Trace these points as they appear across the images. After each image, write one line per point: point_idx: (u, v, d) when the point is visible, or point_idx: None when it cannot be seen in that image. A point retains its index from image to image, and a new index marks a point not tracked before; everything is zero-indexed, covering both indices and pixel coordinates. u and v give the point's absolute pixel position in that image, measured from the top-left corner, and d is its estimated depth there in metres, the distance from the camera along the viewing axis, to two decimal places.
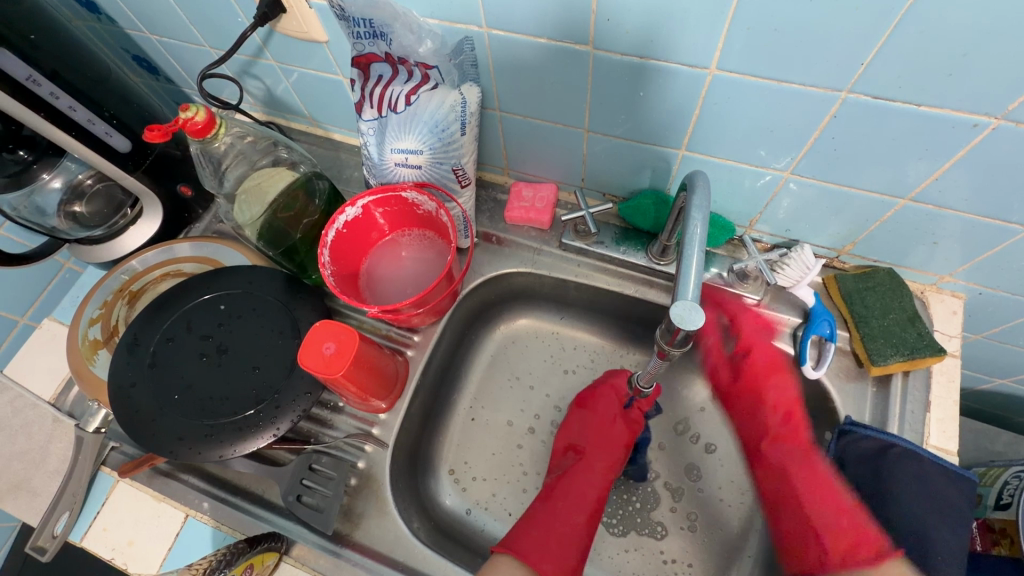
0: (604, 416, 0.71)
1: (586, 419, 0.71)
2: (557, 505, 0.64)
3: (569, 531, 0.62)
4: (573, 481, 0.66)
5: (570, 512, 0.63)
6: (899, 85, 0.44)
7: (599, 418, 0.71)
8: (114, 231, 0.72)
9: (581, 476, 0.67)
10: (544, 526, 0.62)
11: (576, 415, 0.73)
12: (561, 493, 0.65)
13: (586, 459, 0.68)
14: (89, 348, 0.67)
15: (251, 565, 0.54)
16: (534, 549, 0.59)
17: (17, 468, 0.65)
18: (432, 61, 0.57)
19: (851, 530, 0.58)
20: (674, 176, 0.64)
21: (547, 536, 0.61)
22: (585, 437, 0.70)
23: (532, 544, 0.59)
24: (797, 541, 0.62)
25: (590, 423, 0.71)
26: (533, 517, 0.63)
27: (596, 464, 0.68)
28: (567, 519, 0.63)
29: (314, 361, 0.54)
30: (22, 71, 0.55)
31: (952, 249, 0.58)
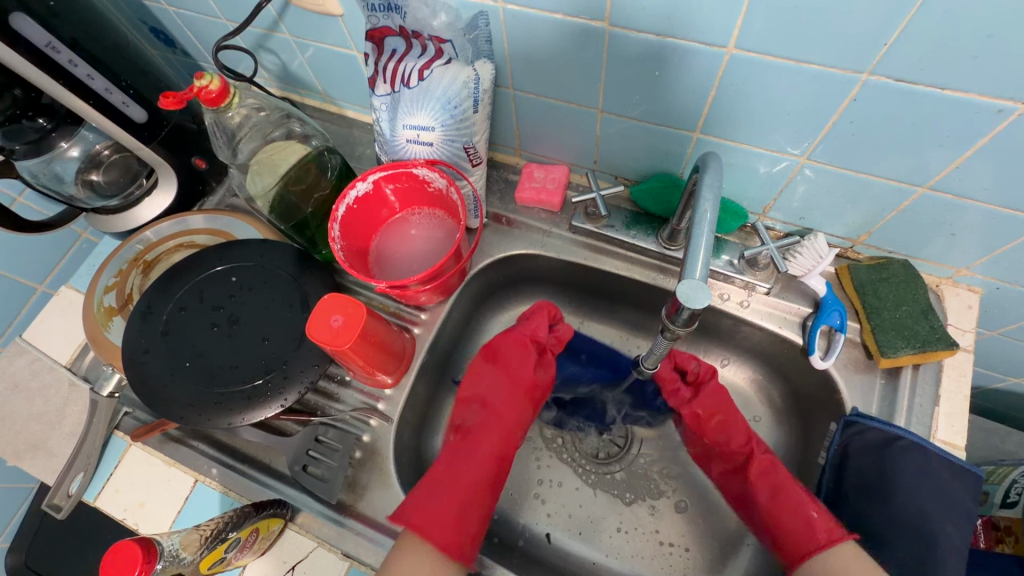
0: (512, 377, 0.66)
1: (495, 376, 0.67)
2: (451, 476, 0.58)
3: (476, 493, 0.58)
4: (475, 448, 0.61)
5: (464, 473, 0.59)
6: (922, 68, 0.43)
7: (516, 378, 0.66)
8: (129, 202, 0.73)
9: (483, 445, 0.61)
10: (449, 490, 0.57)
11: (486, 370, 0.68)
12: (460, 451, 0.61)
13: (497, 418, 0.64)
14: (104, 315, 0.69)
15: (257, 529, 0.56)
16: (436, 511, 0.55)
17: (35, 429, 0.68)
18: (445, 35, 0.56)
19: (793, 511, 0.55)
20: (689, 160, 0.63)
21: (449, 496, 0.56)
22: (496, 393, 0.65)
23: (431, 507, 0.55)
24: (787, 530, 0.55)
25: (501, 377, 0.66)
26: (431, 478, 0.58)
27: (505, 420, 0.64)
28: (471, 477, 0.59)
29: (321, 333, 0.54)
30: (42, 38, 0.55)
31: (970, 242, 0.57)
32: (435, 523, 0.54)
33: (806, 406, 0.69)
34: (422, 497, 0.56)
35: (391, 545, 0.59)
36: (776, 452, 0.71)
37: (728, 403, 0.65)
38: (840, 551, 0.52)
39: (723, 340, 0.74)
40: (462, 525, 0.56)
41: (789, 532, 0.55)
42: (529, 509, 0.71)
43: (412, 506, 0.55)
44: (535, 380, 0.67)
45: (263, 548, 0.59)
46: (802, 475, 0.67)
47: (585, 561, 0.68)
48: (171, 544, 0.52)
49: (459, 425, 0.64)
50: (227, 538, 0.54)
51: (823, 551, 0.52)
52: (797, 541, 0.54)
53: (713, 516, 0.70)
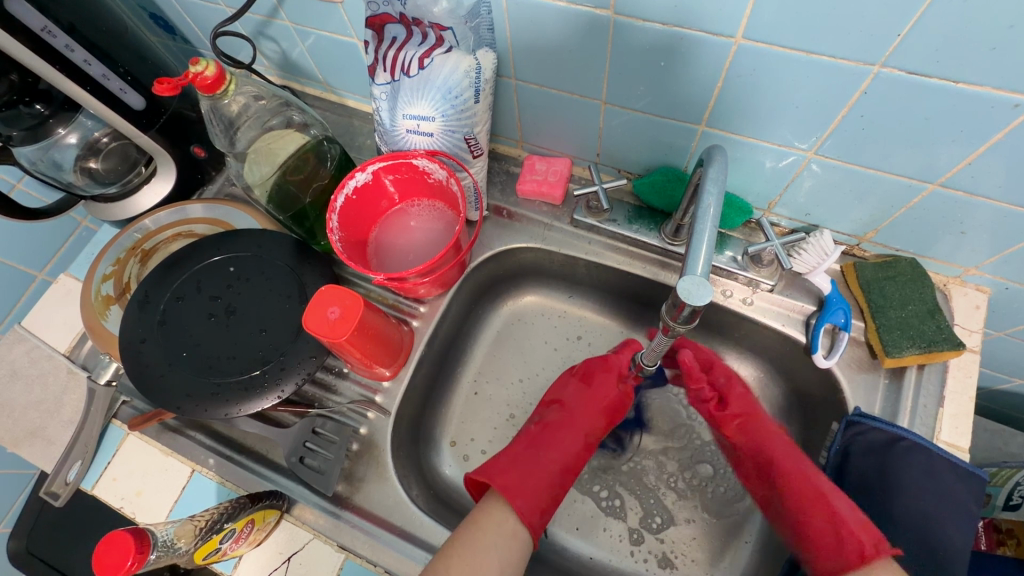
0: (598, 394, 0.67)
1: (577, 389, 0.69)
2: (535, 455, 0.62)
3: (547, 479, 0.61)
4: (565, 437, 0.65)
5: (554, 457, 0.63)
6: (937, 60, 0.42)
7: (596, 393, 0.68)
8: (128, 189, 0.72)
9: (574, 435, 0.65)
10: (530, 477, 0.60)
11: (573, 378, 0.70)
12: (550, 434, 0.65)
13: (571, 419, 0.66)
14: (102, 304, 0.68)
15: (253, 520, 0.56)
16: (522, 490, 0.58)
17: (32, 417, 0.68)
18: (446, 23, 0.54)
19: (826, 520, 0.54)
20: (694, 153, 0.62)
21: (528, 476, 0.60)
22: (574, 400, 0.68)
23: (521, 483, 0.58)
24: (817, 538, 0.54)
25: (583, 394, 0.68)
26: (515, 456, 0.62)
27: (580, 424, 0.66)
28: (546, 472, 0.61)
29: (318, 325, 0.54)
30: (37, 22, 0.55)
31: (979, 240, 0.55)
32: (513, 487, 0.58)
33: (807, 405, 0.68)
34: (505, 469, 0.59)
35: (388, 538, 0.58)
36: None
37: (748, 403, 0.65)
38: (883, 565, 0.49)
39: (726, 338, 0.73)
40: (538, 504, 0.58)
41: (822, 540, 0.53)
42: None
43: (502, 481, 0.58)
44: (608, 405, 0.68)
45: (259, 539, 0.60)
46: None
47: (582, 556, 0.68)
48: (165, 534, 0.52)
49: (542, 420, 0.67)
50: (222, 528, 0.53)
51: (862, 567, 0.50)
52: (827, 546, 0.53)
53: (713, 516, 0.69)
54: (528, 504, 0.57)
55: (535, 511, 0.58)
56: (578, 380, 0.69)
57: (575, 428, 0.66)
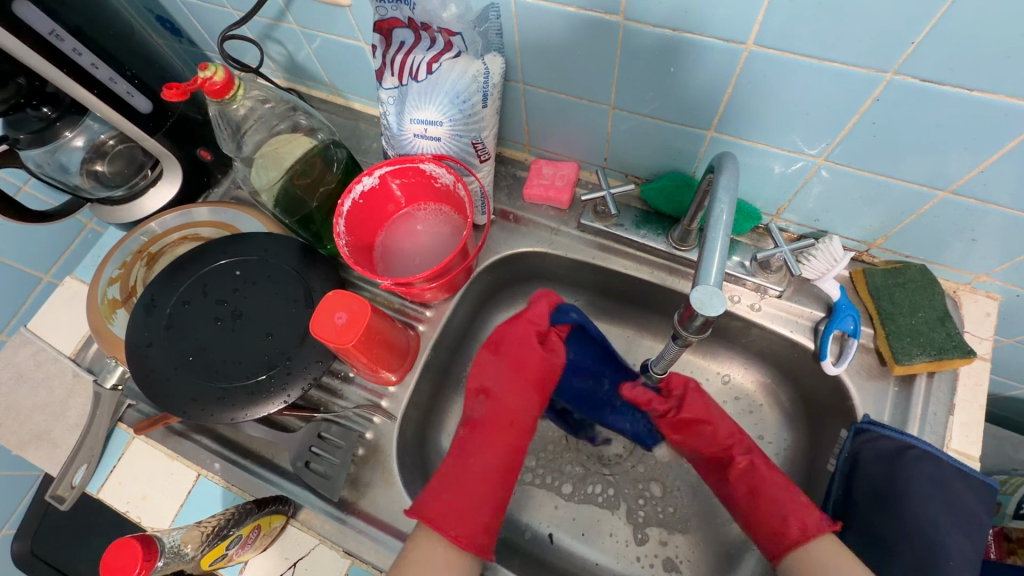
0: (524, 371, 0.64)
1: (509, 380, 0.64)
2: (463, 470, 0.57)
3: (487, 489, 0.57)
4: (493, 434, 0.61)
5: (486, 458, 0.59)
6: (951, 67, 0.41)
7: (517, 366, 0.64)
8: (135, 192, 0.73)
9: (502, 429, 0.61)
10: (469, 495, 0.56)
11: (489, 358, 0.66)
12: (484, 435, 0.60)
13: (503, 413, 0.62)
14: (108, 307, 0.68)
15: (259, 526, 0.56)
16: (450, 511, 0.54)
17: (38, 420, 0.68)
18: (455, 27, 0.54)
19: (778, 505, 0.55)
20: (702, 158, 0.61)
21: (461, 491, 0.56)
22: (501, 389, 0.63)
23: (449, 504, 0.54)
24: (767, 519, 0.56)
25: (504, 368, 0.65)
26: (446, 474, 0.58)
27: (505, 407, 0.62)
28: (481, 475, 0.58)
29: (325, 331, 0.54)
30: (45, 26, 0.54)
31: (990, 247, 0.55)
32: (445, 510, 0.54)
33: (815, 411, 0.68)
34: (435, 491, 0.56)
35: (394, 544, 0.58)
36: (783, 456, 0.70)
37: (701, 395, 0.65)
38: (827, 545, 0.52)
39: (732, 343, 0.73)
40: (479, 525, 0.54)
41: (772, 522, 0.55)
42: (534, 508, 0.71)
43: (428, 506, 0.54)
44: (536, 373, 0.65)
45: (265, 544, 0.59)
46: (811, 482, 0.66)
47: (587, 563, 0.68)
48: (171, 540, 0.52)
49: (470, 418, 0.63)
50: (228, 535, 0.53)
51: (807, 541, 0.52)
52: (780, 527, 0.54)
53: (720, 522, 0.69)
54: (458, 524, 0.53)
55: (468, 528, 0.54)
56: (493, 356, 0.66)
57: (507, 418, 0.62)
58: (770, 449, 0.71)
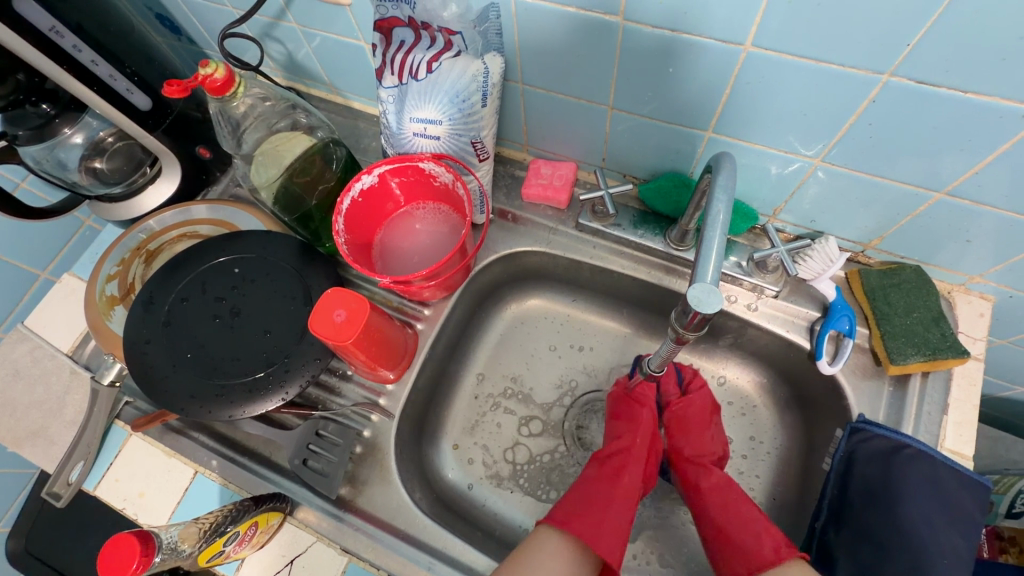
0: (646, 427, 0.66)
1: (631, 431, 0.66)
2: (600, 503, 0.59)
3: (625, 521, 0.58)
4: (618, 474, 0.62)
5: (624, 493, 0.60)
6: (947, 70, 0.42)
7: (638, 422, 0.67)
8: (133, 189, 0.72)
9: (631, 470, 0.63)
10: (605, 517, 0.58)
11: (613, 422, 0.69)
12: (605, 475, 0.62)
13: (630, 456, 0.64)
14: (106, 304, 0.68)
15: (256, 523, 0.56)
16: (593, 530, 0.56)
17: (35, 417, 0.68)
18: (455, 27, 0.54)
19: (749, 523, 0.58)
20: (700, 159, 0.62)
21: (601, 518, 0.57)
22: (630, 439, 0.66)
23: (581, 518, 0.57)
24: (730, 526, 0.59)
25: (630, 425, 0.67)
26: (575, 501, 0.60)
27: (638, 455, 0.64)
28: (621, 508, 0.59)
29: (324, 328, 0.54)
30: (45, 22, 0.55)
31: (984, 248, 0.56)
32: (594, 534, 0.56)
33: (811, 411, 0.69)
34: (573, 513, 0.58)
35: (391, 541, 0.58)
36: (779, 455, 0.71)
37: (709, 421, 0.69)
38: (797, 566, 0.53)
39: (729, 343, 0.73)
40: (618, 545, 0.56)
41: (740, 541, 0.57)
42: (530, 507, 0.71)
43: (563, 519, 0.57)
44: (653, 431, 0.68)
45: (262, 541, 0.59)
46: (806, 480, 0.67)
47: None
48: (169, 536, 0.52)
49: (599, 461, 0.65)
50: (226, 531, 0.53)
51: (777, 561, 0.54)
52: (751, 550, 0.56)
53: None
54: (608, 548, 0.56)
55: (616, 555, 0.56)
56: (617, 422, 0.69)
57: (628, 459, 0.64)
58: (766, 448, 0.71)
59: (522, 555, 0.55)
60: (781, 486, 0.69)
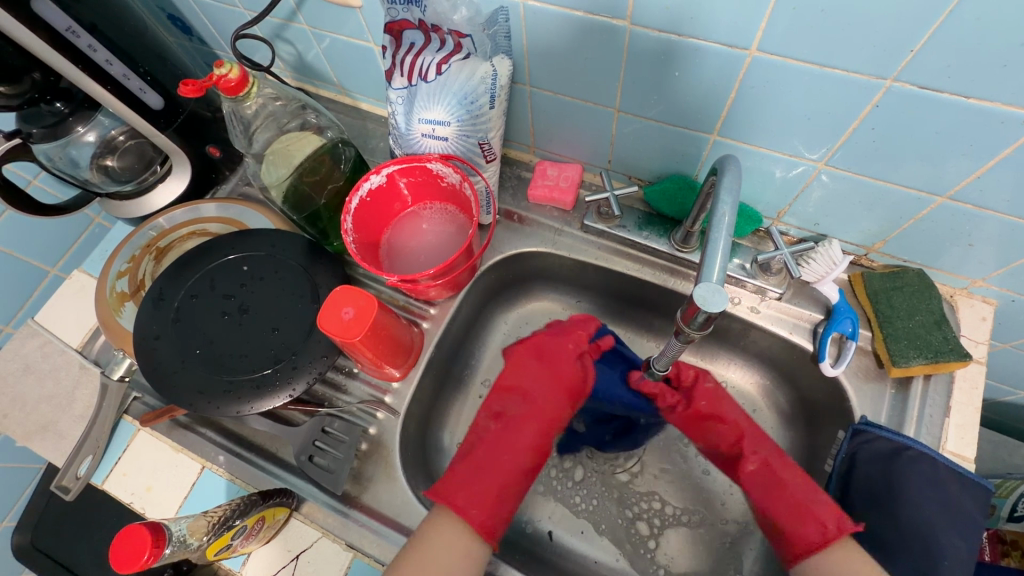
0: (560, 376, 0.65)
1: (542, 379, 0.64)
2: (488, 462, 0.57)
3: (511, 481, 0.57)
4: (517, 427, 0.60)
5: (510, 456, 0.58)
6: (947, 76, 0.42)
7: (558, 375, 0.65)
8: (144, 187, 0.73)
9: (528, 424, 0.61)
10: (485, 478, 0.56)
11: (528, 362, 0.66)
12: (502, 432, 0.60)
13: (533, 410, 0.62)
14: (117, 300, 0.69)
15: (263, 518, 0.56)
16: (471, 497, 0.53)
17: (45, 411, 0.68)
18: (465, 30, 0.55)
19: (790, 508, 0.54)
20: (705, 161, 0.62)
21: (482, 477, 0.56)
22: (536, 386, 0.64)
23: (463, 487, 0.54)
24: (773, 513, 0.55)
25: (546, 372, 0.65)
26: (466, 458, 0.58)
27: (541, 409, 0.62)
28: (506, 466, 0.57)
29: (332, 325, 0.55)
30: (63, 23, 0.55)
31: (986, 253, 0.56)
32: (468, 498, 0.53)
33: (813, 413, 0.69)
34: (453, 480, 0.55)
35: (395, 537, 0.59)
36: None
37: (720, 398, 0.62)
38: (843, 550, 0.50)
39: (732, 345, 0.73)
40: (495, 513, 0.54)
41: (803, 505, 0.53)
42: (533, 506, 0.72)
43: (446, 488, 0.54)
44: (569, 386, 0.65)
45: (269, 536, 0.60)
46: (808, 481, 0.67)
47: (586, 559, 0.68)
48: (178, 529, 0.53)
49: (495, 412, 0.63)
50: (234, 525, 0.54)
51: (824, 545, 0.51)
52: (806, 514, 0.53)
53: (717, 523, 0.70)
54: (480, 514, 0.53)
55: (488, 520, 0.53)
56: (537, 363, 0.66)
57: (530, 409, 0.62)
58: None
59: (422, 544, 0.50)
60: None
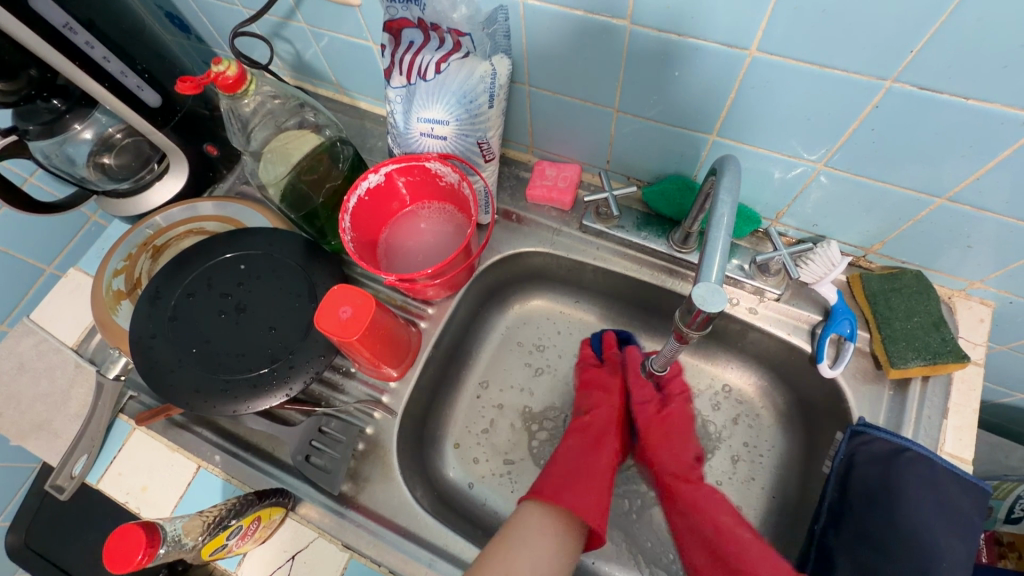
0: (609, 388, 0.71)
1: (604, 403, 0.70)
2: (580, 469, 0.62)
3: (601, 480, 0.62)
4: (587, 440, 0.67)
5: (596, 461, 0.64)
6: (948, 77, 0.42)
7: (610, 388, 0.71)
8: (141, 185, 0.73)
9: (599, 435, 0.67)
10: (584, 481, 0.61)
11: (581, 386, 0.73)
12: (585, 447, 0.66)
13: (598, 418, 0.69)
14: (113, 299, 0.69)
15: (259, 517, 0.56)
16: (577, 496, 0.58)
17: (40, 410, 0.68)
18: (464, 29, 0.55)
19: (744, 546, 0.55)
20: (704, 162, 0.62)
21: (581, 480, 0.61)
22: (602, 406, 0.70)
23: (562, 486, 0.60)
24: (726, 541, 0.56)
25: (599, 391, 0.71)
26: (558, 467, 0.63)
27: (611, 417, 0.69)
28: (597, 467, 0.63)
29: (329, 323, 0.54)
30: (60, 19, 0.55)
31: (984, 254, 0.56)
32: (579, 496, 0.58)
33: (811, 414, 0.69)
34: (555, 484, 0.60)
35: (392, 538, 0.59)
36: (779, 457, 0.71)
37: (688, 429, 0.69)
38: None
39: (731, 346, 0.73)
40: (600, 506, 0.59)
41: (744, 560, 0.54)
42: None
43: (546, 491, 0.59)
44: (613, 389, 0.71)
45: (265, 536, 0.60)
46: (806, 482, 0.67)
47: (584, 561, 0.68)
48: (173, 529, 0.52)
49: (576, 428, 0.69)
50: (229, 525, 0.54)
51: None
52: (750, 568, 0.53)
53: None
54: (588, 508, 0.58)
55: (596, 512, 0.58)
56: (585, 388, 0.72)
57: (598, 418, 0.69)
58: (766, 450, 0.72)
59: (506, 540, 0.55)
60: (781, 488, 0.70)
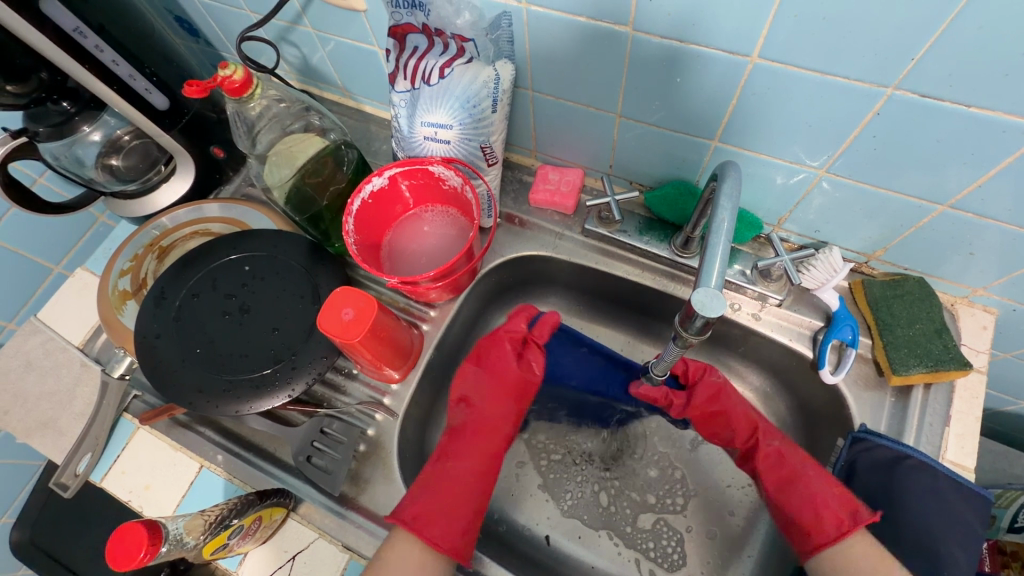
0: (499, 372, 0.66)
1: (485, 395, 0.65)
2: (445, 481, 0.58)
3: (465, 494, 0.58)
4: (472, 444, 0.62)
5: (468, 472, 0.60)
6: (950, 84, 0.42)
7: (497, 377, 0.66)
8: (147, 187, 0.74)
9: (480, 436, 0.63)
10: (449, 496, 0.57)
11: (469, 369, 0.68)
12: (460, 450, 0.61)
13: (480, 416, 0.64)
14: (118, 299, 0.70)
15: (259, 518, 0.56)
16: (437, 522, 0.54)
17: (46, 408, 0.69)
18: (468, 34, 0.56)
19: (806, 502, 0.56)
20: (706, 167, 0.63)
21: (447, 499, 0.57)
22: (479, 397, 0.65)
23: (429, 509, 0.55)
24: (799, 515, 0.56)
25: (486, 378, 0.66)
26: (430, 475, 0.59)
27: (485, 416, 0.64)
28: (462, 478, 0.59)
29: (331, 325, 0.55)
30: (70, 23, 0.56)
31: (987, 262, 0.56)
32: (432, 516, 0.55)
33: (812, 420, 0.69)
34: (421, 506, 0.55)
35: None
36: None
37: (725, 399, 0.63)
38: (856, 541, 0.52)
39: (732, 351, 0.73)
40: (460, 532, 0.55)
41: (811, 528, 0.54)
42: (530, 509, 0.72)
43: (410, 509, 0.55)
44: (514, 378, 0.66)
45: (265, 536, 0.60)
46: None
47: (584, 565, 0.68)
48: (175, 527, 0.53)
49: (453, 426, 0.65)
50: (230, 525, 0.54)
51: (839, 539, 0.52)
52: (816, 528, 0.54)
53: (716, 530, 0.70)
54: (442, 532, 0.54)
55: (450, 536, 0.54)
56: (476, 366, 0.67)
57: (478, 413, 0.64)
58: None
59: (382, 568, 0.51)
60: None
